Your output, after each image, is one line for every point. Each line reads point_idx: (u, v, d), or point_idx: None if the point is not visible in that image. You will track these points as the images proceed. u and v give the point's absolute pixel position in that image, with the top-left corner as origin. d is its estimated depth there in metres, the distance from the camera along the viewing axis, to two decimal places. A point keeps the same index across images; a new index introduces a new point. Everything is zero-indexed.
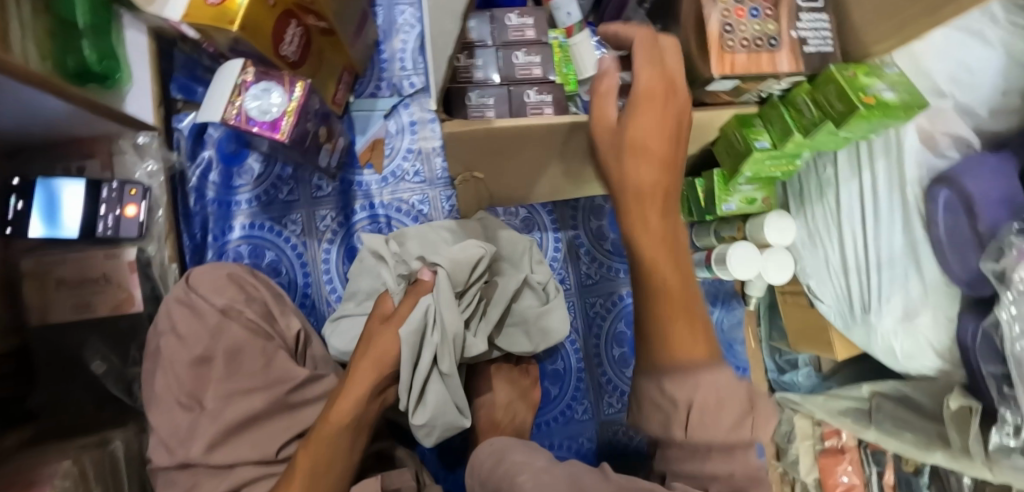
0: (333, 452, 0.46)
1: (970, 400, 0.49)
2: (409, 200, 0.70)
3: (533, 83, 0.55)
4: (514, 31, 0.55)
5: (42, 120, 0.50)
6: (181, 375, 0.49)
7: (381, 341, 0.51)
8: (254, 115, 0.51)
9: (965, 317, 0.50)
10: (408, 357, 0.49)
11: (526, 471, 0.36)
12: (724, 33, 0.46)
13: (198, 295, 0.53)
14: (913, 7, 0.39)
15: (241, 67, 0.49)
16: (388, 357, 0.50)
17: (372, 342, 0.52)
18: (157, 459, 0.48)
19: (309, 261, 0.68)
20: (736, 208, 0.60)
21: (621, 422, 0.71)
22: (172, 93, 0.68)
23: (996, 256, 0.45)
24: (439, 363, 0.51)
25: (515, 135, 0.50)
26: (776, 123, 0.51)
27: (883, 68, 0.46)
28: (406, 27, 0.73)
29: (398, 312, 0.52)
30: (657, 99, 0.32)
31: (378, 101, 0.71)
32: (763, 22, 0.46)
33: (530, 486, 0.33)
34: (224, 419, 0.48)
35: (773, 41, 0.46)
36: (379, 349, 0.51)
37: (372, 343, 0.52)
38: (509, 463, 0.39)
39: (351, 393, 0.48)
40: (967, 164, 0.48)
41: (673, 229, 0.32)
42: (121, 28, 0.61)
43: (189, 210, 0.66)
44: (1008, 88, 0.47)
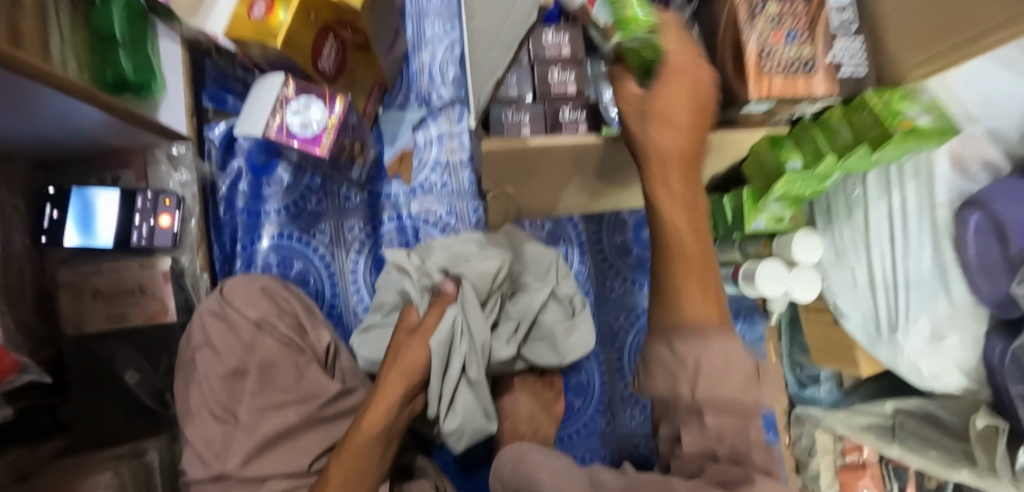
0: (365, 464, 0.45)
1: (996, 420, 0.50)
2: (437, 212, 0.71)
3: (567, 101, 0.56)
4: (552, 49, 0.55)
5: (82, 134, 0.51)
6: (216, 389, 0.50)
7: (410, 352, 0.51)
8: (296, 129, 0.51)
9: (994, 338, 0.52)
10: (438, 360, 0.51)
11: (544, 470, 0.38)
12: (764, 58, 0.47)
13: (233, 308, 0.53)
14: (946, 45, 0.41)
15: (283, 82, 0.50)
16: (416, 368, 0.50)
17: (398, 355, 0.51)
18: (190, 472, 0.48)
19: (337, 271, 0.68)
20: (764, 226, 0.61)
21: (643, 435, 0.71)
22: (203, 103, 0.68)
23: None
24: (467, 370, 0.53)
25: (553, 154, 0.52)
26: (808, 144, 0.52)
27: (918, 93, 0.47)
28: (435, 39, 0.73)
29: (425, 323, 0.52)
30: (676, 161, 0.29)
31: (406, 113, 0.72)
32: (799, 45, 0.47)
33: (550, 485, 0.35)
34: (259, 434, 0.48)
35: (808, 66, 0.47)
36: (406, 361, 0.50)
37: (399, 354, 0.51)
38: (531, 463, 0.41)
39: (381, 404, 0.47)
40: (998, 190, 0.49)
41: (694, 197, 0.29)
42: (155, 39, 0.61)
43: (219, 219, 0.67)
44: None
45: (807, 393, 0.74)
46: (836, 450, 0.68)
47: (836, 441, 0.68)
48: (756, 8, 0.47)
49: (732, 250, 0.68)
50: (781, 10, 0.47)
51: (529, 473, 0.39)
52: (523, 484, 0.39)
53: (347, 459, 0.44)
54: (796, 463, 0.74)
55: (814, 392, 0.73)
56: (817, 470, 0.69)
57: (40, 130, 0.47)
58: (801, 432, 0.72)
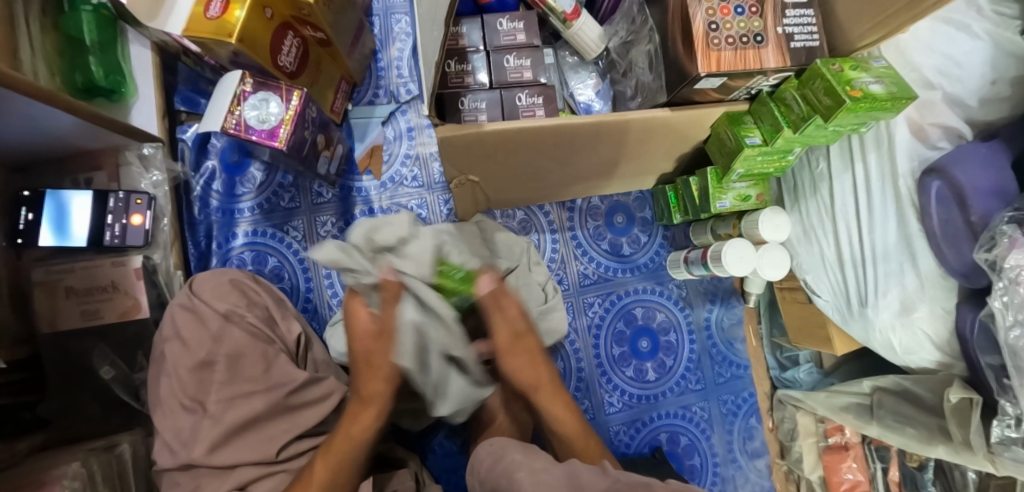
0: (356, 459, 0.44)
1: (971, 393, 0.48)
2: (408, 204, 0.72)
3: (523, 86, 0.56)
4: (506, 35, 0.56)
5: (51, 136, 0.52)
6: (185, 380, 0.49)
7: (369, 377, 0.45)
8: (253, 124, 0.52)
9: (963, 308, 0.49)
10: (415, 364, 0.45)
11: (524, 468, 0.36)
12: (710, 31, 0.46)
13: (202, 300, 0.53)
14: (895, 5, 0.41)
15: (239, 78, 0.51)
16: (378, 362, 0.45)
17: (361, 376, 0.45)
18: (159, 461, 0.48)
19: (311, 266, 0.69)
20: (731, 205, 0.60)
21: (620, 422, 0.71)
22: (176, 105, 0.70)
23: (988, 246, 0.44)
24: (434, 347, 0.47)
25: (508, 139, 0.52)
26: (766, 119, 0.52)
27: (870, 61, 0.46)
28: (402, 35, 0.75)
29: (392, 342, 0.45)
30: (529, 353, 0.49)
31: (375, 108, 0.73)
32: (747, 19, 0.47)
33: (528, 485, 0.33)
34: (226, 422, 0.47)
35: (758, 38, 0.47)
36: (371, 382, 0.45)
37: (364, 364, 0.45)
38: (508, 461, 0.39)
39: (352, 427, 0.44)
40: (959, 155, 0.47)
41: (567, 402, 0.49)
42: (126, 43, 0.63)
43: (194, 218, 0.68)
44: (997, 77, 0.46)
45: (787, 375, 0.73)
46: (818, 433, 0.68)
47: (818, 424, 0.68)
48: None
49: (706, 234, 0.69)
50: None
51: (508, 473, 0.37)
52: (498, 486, 0.37)
53: (335, 456, 0.43)
54: (781, 449, 0.74)
55: (795, 374, 0.73)
56: (800, 454, 0.70)
57: (11, 134, 0.48)
58: (784, 416, 0.72)
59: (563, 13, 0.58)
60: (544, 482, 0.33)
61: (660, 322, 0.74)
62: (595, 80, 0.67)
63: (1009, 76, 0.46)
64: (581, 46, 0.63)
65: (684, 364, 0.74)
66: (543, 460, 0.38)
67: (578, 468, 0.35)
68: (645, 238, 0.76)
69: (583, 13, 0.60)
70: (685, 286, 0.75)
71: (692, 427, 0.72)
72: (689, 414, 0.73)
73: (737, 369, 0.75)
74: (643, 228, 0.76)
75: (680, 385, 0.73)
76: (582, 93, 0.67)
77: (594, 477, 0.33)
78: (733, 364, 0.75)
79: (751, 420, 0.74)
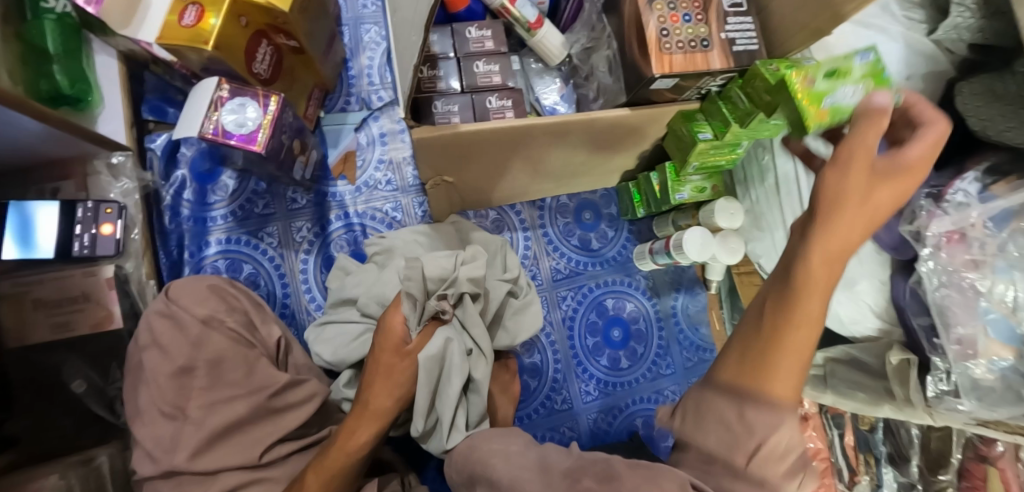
0: (349, 470, 0.44)
1: (908, 354, 0.53)
2: (383, 208, 0.73)
3: (493, 90, 0.59)
4: (475, 42, 0.60)
5: (15, 144, 0.51)
6: (163, 388, 0.47)
7: (379, 388, 0.46)
8: (231, 128, 0.53)
9: (896, 280, 0.55)
10: (425, 387, 0.45)
11: (497, 455, 0.38)
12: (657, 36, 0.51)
13: (179, 306, 0.52)
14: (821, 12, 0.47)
15: (217, 84, 0.52)
16: (388, 409, 0.46)
17: (369, 392, 0.46)
18: (140, 470, 0.46)
19: (287, 271, 0.70)
20: (689, 196, 0.65)
21: (596, 410, 0.74)
22: (144, 115, 0.69)
23: (909, 220, 0.50)
24: (445, 381, 0.47)
25: (479, 139, 0.55)
26: (716, 115, 0.57)
27: (803, 61, 0.52)
28: (373, 44, 0.77)
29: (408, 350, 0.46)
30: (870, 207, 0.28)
31: (347, 115, 0.75)
32: (694, 26, 0.52)
33: (505, 471, 0.35)
34: (209, 427, 0.46)
35: (704, 42, 0.52)
36: (377, 400, 0.46)
37: (377, 373, 0.46)
38: (486, 450, 0.40)
39: (352, 433, 0.44)
40: None
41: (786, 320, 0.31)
42: (91, 53, 0.63)
43: (165, 228, 0.67)
44: (911, 72, 0.52)
45: None
46: None
47: None
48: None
49: (668, 226, 0.73)
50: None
51: (483, 458, 0.39)
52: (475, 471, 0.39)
53: (325, 471, 0.43)
54: None
55: None
56: None
57: None
58: None
59: (528, 24, 0.62)
60: (524, 467, 0.35)
61: (630, 312, 0.78)
62: (560, 85, 0.70)
63: (920, 72, 0.51)
64: (546, 52, 0.66)
65: (654, 352, 0.78)
66: (516, 442, 0.41)
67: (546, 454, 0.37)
68: (612, 233, 0.80)
69: (545, 23, 0.63)
70: (651, 277, 0.80)
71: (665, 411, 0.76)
72: (662, 398, 0.77)
73: (704, 352, 0.79)
74: (610, 223, 0.80)
75: (653, 371, 0.77)
76: (547, 97, 0.70)
77: (561, 457, 0.36)
78: (700, 348, 0.79)
79: None
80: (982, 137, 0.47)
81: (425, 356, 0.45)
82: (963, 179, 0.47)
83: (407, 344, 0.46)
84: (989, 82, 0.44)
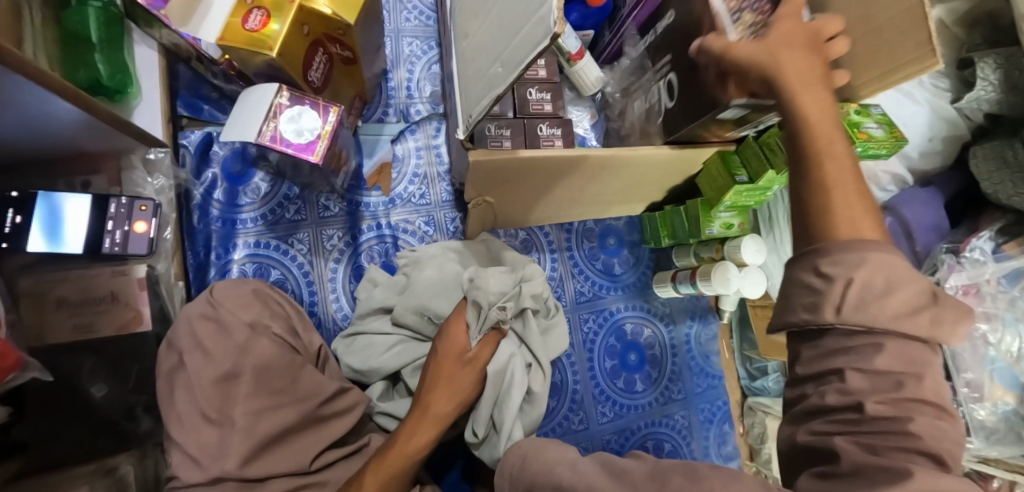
0: (408, 473, 0.44)
1: None
2: (415, 222, 0.72)
3: (544, 118, 0.61)
4: (528, 70, 0.62)
5: (55, 133, 0.50)
6: (208, 394, 0.46)
7: (442, 393, 0.48)
8: (289, 137, 0.52)
9: None
10: (488, 399, 0.50)
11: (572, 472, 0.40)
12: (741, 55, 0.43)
13: (225, 310, 0.51)
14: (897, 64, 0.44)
15: (276, 91, 0.52)
16: (446, 416, 0.48)
17: (430, 397, 0.48)
18: (181, 477, 0.44)
19: (315, 279, 0.68)
20: (717, 232, 0.67)
21: (611, 432, 0.76)
22: (178, 109, 0.67)
23: (931, 271, 0.54)
24: (505, 396, 0.50)
25: (532, 166, 0.57)
26: (752, 161, 0.59)
27: (871, 107, 0.54)
28: (413, 58, 0.77)
29: (471, 358, 0.49)
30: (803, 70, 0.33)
31: (385, 126, 0.74)
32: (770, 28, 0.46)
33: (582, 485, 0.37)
34: (258, 434, 0.45)
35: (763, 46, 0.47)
36: (439, 404, 0.48)
37: (440, 376, 0.49)
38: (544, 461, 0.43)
39: (412, 437, 0.45)
40: (906, 197, 0.58)
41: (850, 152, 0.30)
42: (131, 43, 0.62)
43: (193, 228, 0.65)
44: (933, 135, 0.57)
45: (756, 384, 0.81)
46: None
47: None
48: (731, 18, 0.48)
49: (689, 257, 0.76)
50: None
51: (546, 467, 0.42)
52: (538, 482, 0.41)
53: (387, 468, 0.43)
54: (750, 452, 0.81)
55: (763, 383, 0.79)
56: (768, 455, 0.77)
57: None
58: (754, 421, 0.80)
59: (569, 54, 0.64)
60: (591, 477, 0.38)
61: (647, 338, 0.80)
62: (592, 113, 0.73)
63: (941, 135, 0.57)
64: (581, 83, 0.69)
65: (668, 376, 0.80)
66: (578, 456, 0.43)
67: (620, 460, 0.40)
68: (634, 259, 0.82)
69: (586, 55, 0.66)
70: (669, 305, 0.83)
71: (675, 434, 0.79)
72: (672, 422, 0.79)
73: (712, 379, 0.82)
74: (632, 250, 0.82)
75: (665, 395, 0.80)
76: (579, 124, 0.72)
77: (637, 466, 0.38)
78: (710, 375, 0.82)
79: (725, 426, 0.81)
80: (991, 199, 0.53)
81: (492, 368, 0.50)
82: (978, 237, 0.52)
83: (472, 356, 0.50)
84: (1000, 150, 0.51)
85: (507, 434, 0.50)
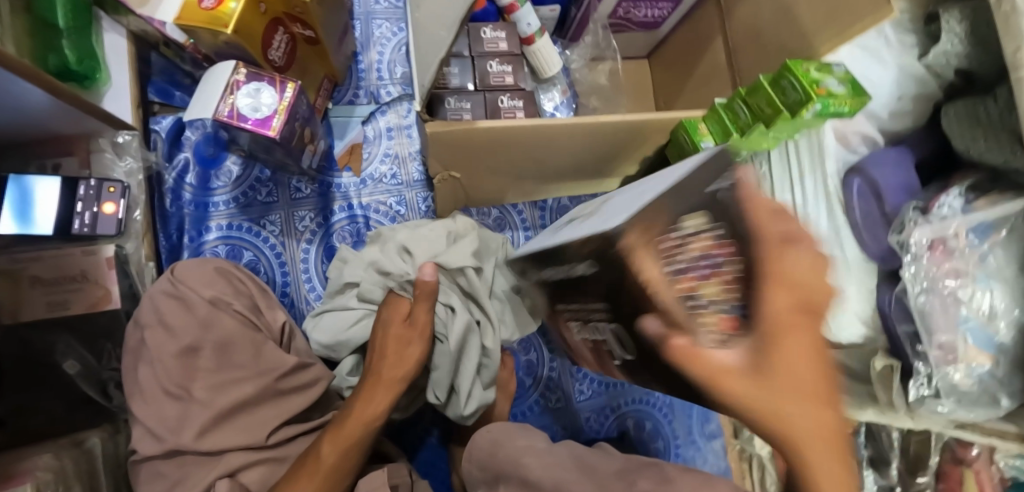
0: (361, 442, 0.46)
1: (892, 359, 0.56)
2: (387, 202, 0.73)
3: (506, 90, 0.61)
4: (489, 43, 0.62)
5: (30, 120, 0.52)
6: (169, 368, 0.47)
7: (390, 362, 0.51)
8: (246, 112, 0.53)
9: (883, 287, 0.57)
10: (444, 359, 0.54)
11: (532, 463, 0.42)
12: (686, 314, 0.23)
13: (187, 287, 0.52)
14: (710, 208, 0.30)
15: (234, 67, 0.53)
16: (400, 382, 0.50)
17: (379, 365, 0.51)
18: (140, 450, 0.45)
19: (288, 260, 0.69)
20: None
21: (591, 409, 0.76)
22: (149, 96, 0.69)
23: (898, 230, 0.53)
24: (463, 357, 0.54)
25: (491, 137, 0.56)
26: (717, 125, 0.59)
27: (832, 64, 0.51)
28: (383, 39, 0.78)
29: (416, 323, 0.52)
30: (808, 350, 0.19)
31: (355, 108, 0.75)
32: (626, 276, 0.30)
33: None
34: (217, 406, 0.46)
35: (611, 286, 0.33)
36: (388, 371, 0.50)
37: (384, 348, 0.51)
38: (510, 450, 0.46)
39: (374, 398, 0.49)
40: (875, 157, 0.56)
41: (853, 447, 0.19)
42: (100, 30, 0.63)
43: (166, 211, 0.66)
44: (901, 94, 0.56)
45: None
46: None
47: None
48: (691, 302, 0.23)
49: None
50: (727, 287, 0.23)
51: (514, 458, 0.44)
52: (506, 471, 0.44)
53: (343, 438, 0.44)
54: (734, 429, 0.78)
55: None
56: (753, 432, 0.75)
57: None
58: None
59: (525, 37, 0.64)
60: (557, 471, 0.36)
61: None
62: (562, 89, 0.72)
63: (910, 93, 0.56)
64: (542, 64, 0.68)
65: None
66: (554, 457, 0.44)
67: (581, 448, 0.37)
68: None
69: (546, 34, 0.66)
70: None
71: (657, 413, 0.78)
72: (654, 400, 0.78)
73: None
74: None
75: None
76: (549, 100, 0.71)
77: (606, 466, 0.39)
78: None
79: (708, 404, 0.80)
80: (966, 157, 0.50)
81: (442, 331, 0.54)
82: (948, 194, 0.50)
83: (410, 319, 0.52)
84: (972, 108, 0.48)
85: (466, 392, 0.54)
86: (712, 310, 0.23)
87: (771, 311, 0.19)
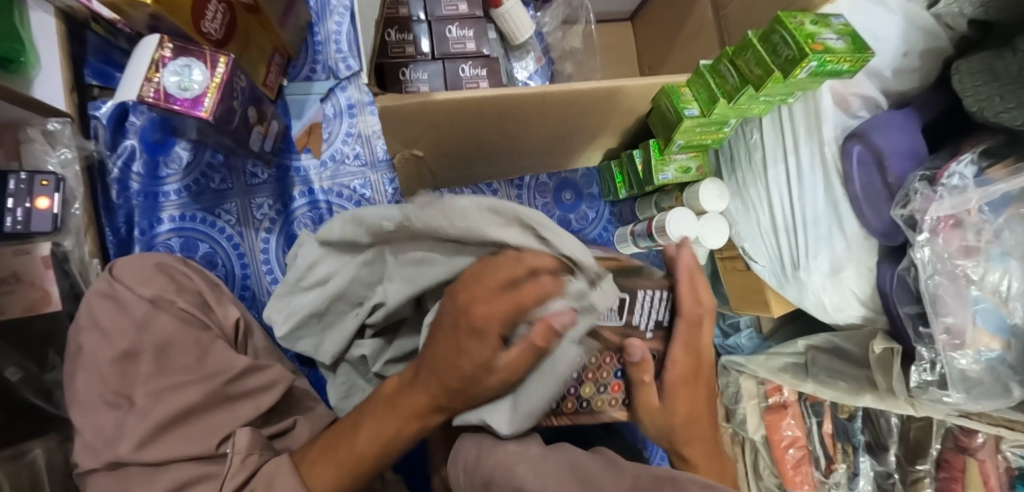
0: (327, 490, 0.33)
1: (892, 343, 0.52)
2: (350, 185, 0.69)
3: (467, 58, 0.56)
4: (447, 4, 0.55)
5: None
6: (106, 374, 0.44)
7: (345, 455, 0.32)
8: (174, 92, 0.47)
9: (884, 266, 0.52)
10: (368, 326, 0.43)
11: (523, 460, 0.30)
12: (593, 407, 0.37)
13: (124, 287, 0.48)
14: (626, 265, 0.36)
15: (157, 42, 0.46)
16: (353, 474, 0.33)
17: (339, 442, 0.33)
18: (81, 463, 0.42)
19: (247, 252, 0.65)
20: (673, 177, 0.61)
21: None
22: (87, 78, 0.63)
23: (903, 203, 0.47)
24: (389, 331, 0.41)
25: (448, 113, 0.50)
26: (704, 91, 0.52)
27: (831, 17, 0.45)
28: (340, 8, 0.71)
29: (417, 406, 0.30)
30: (687, 382, 0.38)
31: (313, 84, 0.69)
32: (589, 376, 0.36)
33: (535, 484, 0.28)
34: (156, 415, 0.41)
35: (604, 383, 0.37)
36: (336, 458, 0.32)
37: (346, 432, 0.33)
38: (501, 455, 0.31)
39: (387, 418, 0.32)
40: (878, 121, 0.50)
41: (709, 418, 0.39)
42: (25, 9, 0.55)
43: (111, 203, 0.62)
44: (909, 49, 0.49)
45: (730, 341, 0.76)
46: (760, 394, 0.72)
47: (759, 385, 0.72)
48: (584, 411, 0.36)
49: (651, 208, 0.70)
50: (595, 387, 0.36)
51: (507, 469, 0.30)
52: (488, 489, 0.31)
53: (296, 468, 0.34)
54: (725, 413, 0.76)
55: (736, 340, 0.76)
56: (744, 415, 0.73)
57: None
58: (727, 381, 0.75)
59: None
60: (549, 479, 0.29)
61: None
62: (537, 56, 0.66)
63: (918, 48, 0.49)
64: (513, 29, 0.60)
65: None
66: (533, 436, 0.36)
67: (579, 458, 0.32)
68: (593, 214, 0.78)
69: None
70: None
71: None
72: None
73: None
74: (590, 204, 0.78)
75: None
76: (521, 69, 0.65)
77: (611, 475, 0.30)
78: None
79: None
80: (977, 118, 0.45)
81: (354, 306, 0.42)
82: (959, 160, 0.44)
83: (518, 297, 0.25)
84: (988, 61, 0.42)
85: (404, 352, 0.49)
86: (604, 407, 0.37)
87: (676, 377, 0.37)
